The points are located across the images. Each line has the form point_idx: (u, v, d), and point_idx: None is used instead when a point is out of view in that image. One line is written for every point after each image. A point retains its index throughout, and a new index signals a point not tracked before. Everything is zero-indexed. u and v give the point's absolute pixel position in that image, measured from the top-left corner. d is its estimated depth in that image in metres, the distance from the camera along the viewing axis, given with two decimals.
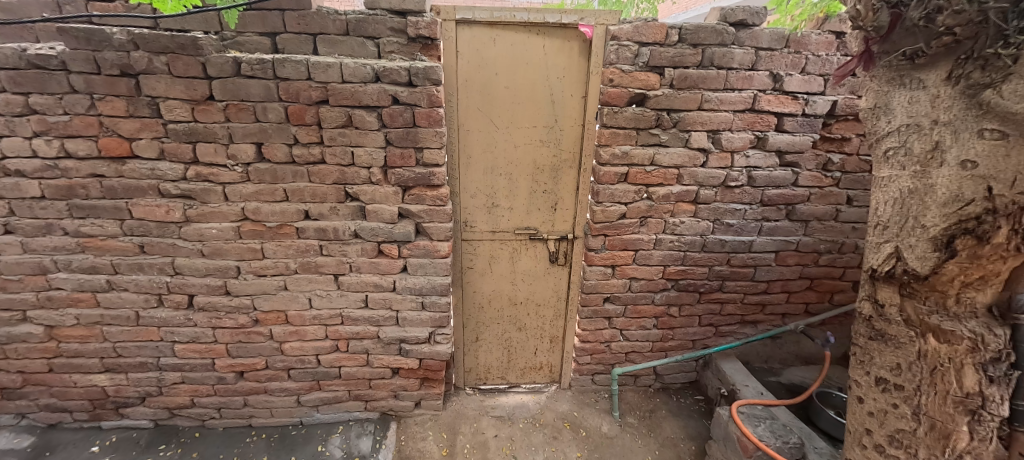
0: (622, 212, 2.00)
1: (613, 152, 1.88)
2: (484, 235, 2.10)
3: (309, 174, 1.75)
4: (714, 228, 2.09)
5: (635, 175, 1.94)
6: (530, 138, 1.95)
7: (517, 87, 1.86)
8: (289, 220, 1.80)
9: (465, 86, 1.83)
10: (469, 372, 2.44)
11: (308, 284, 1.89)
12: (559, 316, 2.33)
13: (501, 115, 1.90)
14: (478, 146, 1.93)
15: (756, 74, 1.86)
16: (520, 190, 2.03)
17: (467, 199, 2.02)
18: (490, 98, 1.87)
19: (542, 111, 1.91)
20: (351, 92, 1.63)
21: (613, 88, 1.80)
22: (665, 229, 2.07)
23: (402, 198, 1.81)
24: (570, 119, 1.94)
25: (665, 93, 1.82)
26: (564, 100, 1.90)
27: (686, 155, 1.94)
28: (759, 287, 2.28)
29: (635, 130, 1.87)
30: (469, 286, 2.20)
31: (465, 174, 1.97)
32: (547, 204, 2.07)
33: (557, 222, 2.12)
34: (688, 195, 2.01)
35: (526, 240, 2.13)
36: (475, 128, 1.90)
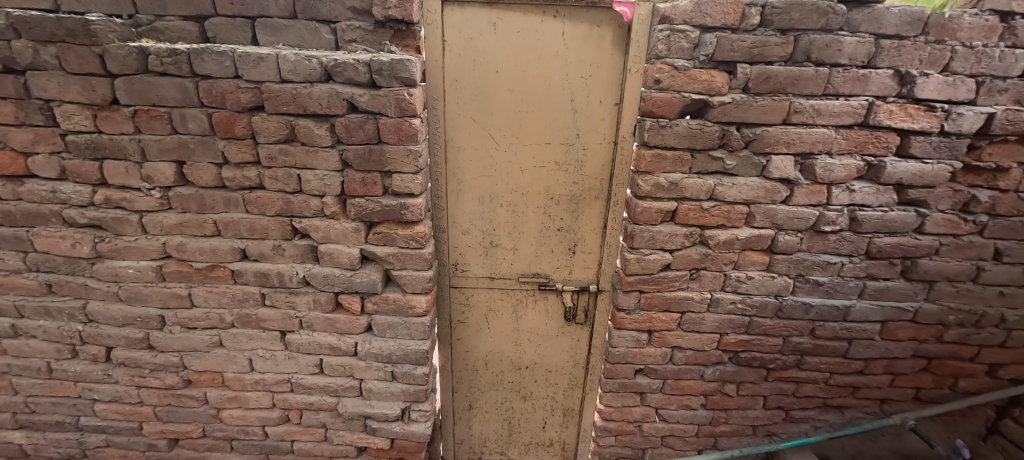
0: (666, 263, 1.46)
1: (658, 182, 1.34)
2: (480, 283, 1.62)
3: (245, 202, 1.32)
4: (795, 287, 1.51)
5: (686, 214, 1.39)
6: (542, 159, 1.44)
7: (527, 91, 1.36)
8: (221, 260, 1.38)
9: (453, 88, 1.36)
10: (461, 444, 1.96)
11: (248, 341, 1.47)
12: (575, 385, 1.80)
13: (503, 128, 1.41)
14: (470, 169, 1.46)
15: (874, 73, 1.28)
16: (527, 227, 1.53)
17: (458, 236, 1.55)
18: (488, 106, 1.38)
19: (559, 122, 1.40)
20: (293, 96, 1.19)
21: (659, 92, 1.25)
22: (725, 285, 1.51)
23: (366, 237, 1.35)
24: (597, 134, 1.41)
25: (735, 100, 1.27)
26: (590, 108, 1.38)
27: (761, 187, 1.37)
28: (852, 366, 1.67)
29: (690, 152, 1.32)
30: (461, 343, 1.73)
31: (454, 204, 1.50)
32: (564, 246, 1.56)
33: (576, 270, 1.60)
34: (760, 242, 1.45)
35: (534, 290, 1.63)
36: (466, 146, 1.43)
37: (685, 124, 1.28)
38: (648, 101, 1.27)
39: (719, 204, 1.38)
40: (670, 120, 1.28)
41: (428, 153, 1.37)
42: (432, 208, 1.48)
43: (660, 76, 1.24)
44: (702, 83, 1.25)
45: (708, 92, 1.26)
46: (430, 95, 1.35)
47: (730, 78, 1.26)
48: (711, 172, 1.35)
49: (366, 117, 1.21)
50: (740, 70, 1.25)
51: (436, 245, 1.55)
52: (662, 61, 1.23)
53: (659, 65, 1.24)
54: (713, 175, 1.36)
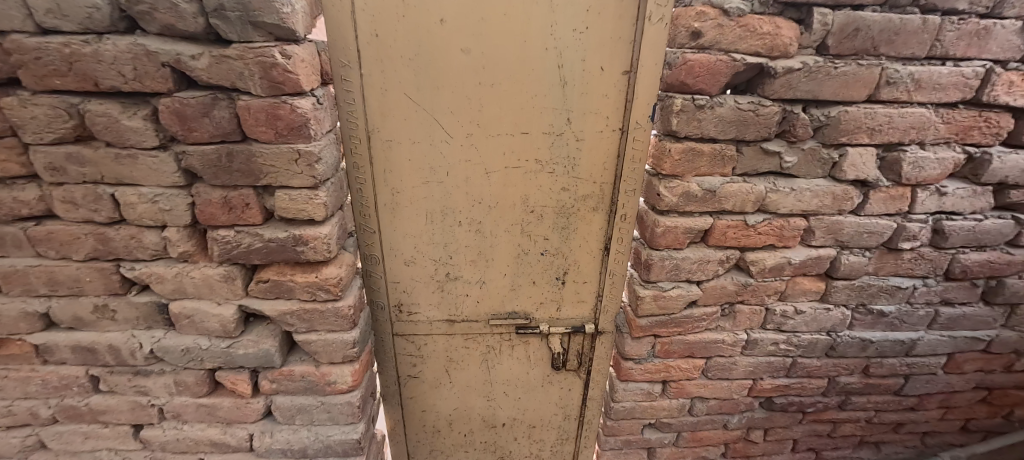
0: (692, 299, 1.05)
1: (688, 191, 0.90)
2: (436, 328, 1.17)
3: (32, 242, 0.80)
4: (853, 320, 1.15)
5: (723, 233, 0.97)
6: (517, 156, 0.97)
7: (491, 51, 0.86)
8: (12, 333, 0.87)
9: (369, 49, 0.84)
10: None
11: (85, 442, 0.98)
12: (566, 440, 1.42)
13: (457, 111, 0.92)
14: (407, 174, 0.97)
15: (1001, 26, 0.87)
16: (498, 253, 1.08)
17: (400, 269, 1.08)
18: (430, 77, 0.88)
19: (540, 103, 0.92)
20: (68, 60, 0.66)
21: (699, 52, 0.80)
22: (765, 323, 1.12)
23: (246, 289, 0.86)
24: (598, 118, 0.94)
25: (808, 67, 0.83)
26: (587, 79, 0.90)
27: (828, 194, 0.97)
28: (902, 404, 1.36)
29: (736, 145, 0.89)
30: (415, 403, 1.29)
31: (386, 225, 1.02)
32: (550, 276, 1.12)
33: (566, 307, 1.17)
34: (817, 266, 1.06)
35: (511, 332, 1.20)
36: (400, 140, 0.93)
37: (734, 105, 0.84)
38: (680, 67, 0.81)
39: (769, 218, 0.97)
40: (713, 97, 0.83)
41: (338, 153, 0.88)
42: (353, 233, 1.00)
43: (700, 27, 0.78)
44: (763, 38, 0.80)
45: (771, 54, 0.81)
46: (332, 60, 0.84)
47: (801, 31, 0.82)
48: (762, 173, 0.93)
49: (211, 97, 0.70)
50: (818, 18, 0.81)
51: (365, 281, 1.08)
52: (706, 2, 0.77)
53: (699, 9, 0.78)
54: (764, 178, 0.94)
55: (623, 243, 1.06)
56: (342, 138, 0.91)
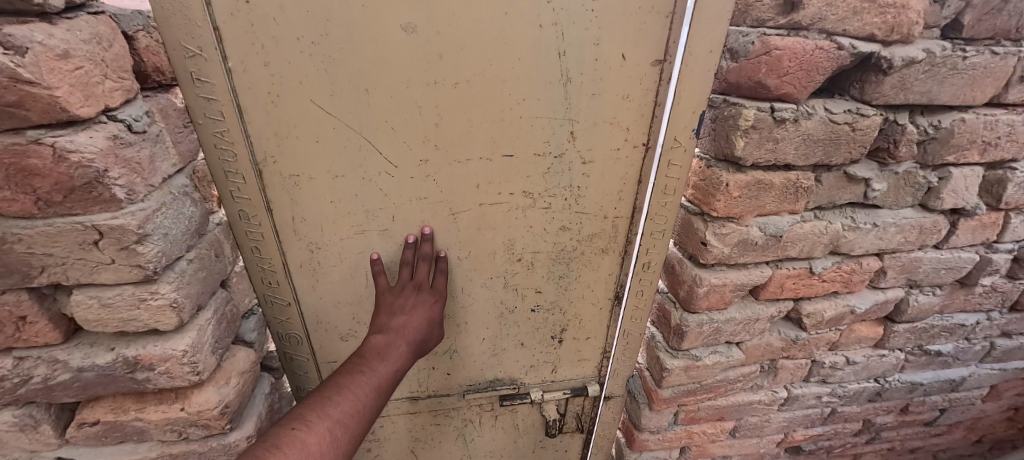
0: (732, 364, 0.80)
1: (745, 237, 0.63)
2: (395, 407, 0.89)
3: None
4: (906, 363, 0.95)
5: (780, 286, 0.72)
6: (495, 187, 0.65)
7: (449, 29, 0.52)
8: None
9: (235, 27, 0.48)
10: None
11: None
12: None
13: (400, 126, 0.58)
14: (328, 221, 0.63)
15: None
16: (471, 316, 0.78)
17: (333, 348, 0.75)
18: (351, 73, 0.53)
19: (529, 109, 0.58)
20: None
21: (790, 35, 0.52)
22: (809, 376, 0.91)
23: (63, 435, 0.52)
24: (616, 130, 0.61)
25: (935, 56, 0.56)
26: (601, 70, 0.56)
27: (915, 228, 0.72)
28: (930, 433, 1.22)
29: (813, 169, 0.62)
30: None
31: (305, 294, 0.69)
32: (545, 336, 0.82)
33: (563, 366, 0.88)
34: (881, 311, 0.84)
35: (493, 401, 0.91)
36: (310, 173, 0.59)
37: (826, 116, 0.56)
38: (759, 59, 0.53)
39: (839, 262, 0.73)
40: (800, 105, 0.56)
41: (201, 204, 0.53)
42: (255, 308, 0.67)
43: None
44: (883, 12, 0.51)
45: (887, 37, 0.53)
46: (165, 44, 0.47)
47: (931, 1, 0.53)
48: (840, 204, 0.67)
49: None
50: None
51: (285, 365, 0.76)
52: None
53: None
54: (841, 211, 0.68)
55: (644, 296, 0.78)
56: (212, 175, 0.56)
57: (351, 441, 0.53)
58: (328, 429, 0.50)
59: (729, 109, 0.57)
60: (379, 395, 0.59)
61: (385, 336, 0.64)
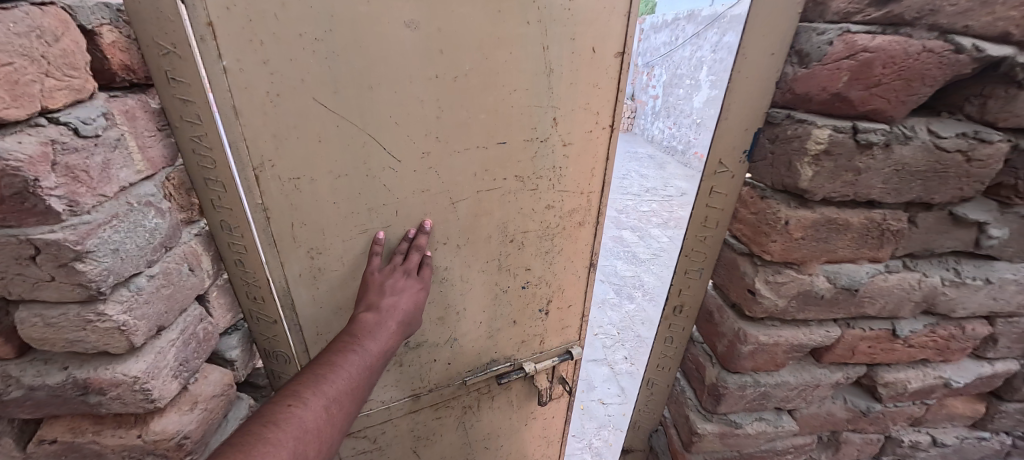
0: (781, 434, 0.66)
1: (806, 288, 0.50)
2: (398, 409, 0.82)
3: None
4: (1014, 451, 0.75)
5: (848, 350, 0.58)
6: (491, 174, 0.64)
7: (449, 18, 0.50)
8: None
9: (227, 22, 0.43)
10: None
11: None
12: None
13: (402, 120, 0.54)
14: (326, 228, 0.58)
15: None
16: (469, 303, 0.76)
17: None
18: (352, 66, 0.49)
19: (520, 94, 0.59)
20: None
21: (883, 34, 0.39)
22: (881, 454, 0.74)
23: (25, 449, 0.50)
24: (589, 114, 0.66)
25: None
26: (577, 55, 0.60)
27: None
28: None
29: (904, 208, 0.48)
30: None
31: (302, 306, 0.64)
32: (534, 311, 0.85)
33: (550, 336, 0.91)
34: (985, 387, 0.66)
35: (489, 381, 0.90)
36: (313, 178, 0.54)
37: (928, 141, 0.43)
38: (836, 65, 0.41)
39: (932, 325, 0.57)
40: (893, 125, 0.43)
41: (172, 214, 0.48)
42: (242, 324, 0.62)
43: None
44: None
45: None
46: (139, 42, 0.43)
47: None
48: (935, 255, 0.53)
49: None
50: None
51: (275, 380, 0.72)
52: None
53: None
54: (939, 265, 0.53)
55: (673, 345, 0.65)
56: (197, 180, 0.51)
57: (348, 420, 0.46)
58: (324, 407, 0.44)
59: (792, 126, 0.45)
60: (372, 374, 0.52)
61: (376, 315, 0.56)
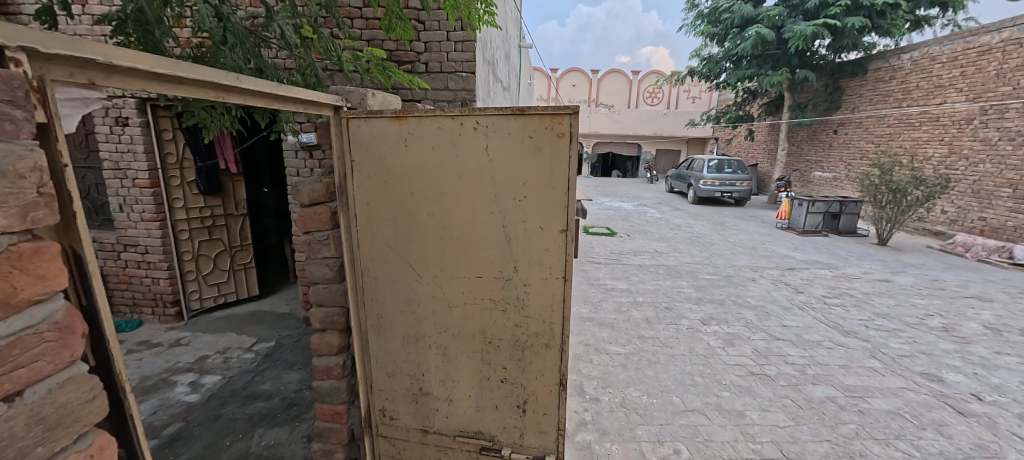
0: None
1: None
2: (421, 435, 1.64)
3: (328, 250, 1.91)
4: None
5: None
6: (483, 287, 1.47)
7: (468, 211, 1.43)
8: None
9: (388, 207, 1.49)
10: None
11: None
12: None
13: (441, 250, 1.47)
14: (399, 271, 1.52)
15: None
16: (455, 358, 1.54)
17: (378, 348, 1.60)
18: (424, 224, 1.47)
19: (505, 253, 1.43)
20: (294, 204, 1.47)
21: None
22: None
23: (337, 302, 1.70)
24: (550, 270, 1.42)
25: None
26: (541, 235, 1.40)
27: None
28: None
29: None
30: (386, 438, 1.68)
31: (405, 286, 1.52)
32: (513, 404, 1.54)
33: (526, 437, 1.55)
34: None
35: (476, 455, 1.60)
36: (432, 240, 1.47)
37: None
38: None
39: None
40: None
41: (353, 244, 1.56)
42: (364, 264, 1.55)
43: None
44: None
45: None
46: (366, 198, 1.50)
47: None
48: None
49: (351, 133, 1.45)
50: None
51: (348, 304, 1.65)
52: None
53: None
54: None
55: None
56: (370, 192, 1.49)
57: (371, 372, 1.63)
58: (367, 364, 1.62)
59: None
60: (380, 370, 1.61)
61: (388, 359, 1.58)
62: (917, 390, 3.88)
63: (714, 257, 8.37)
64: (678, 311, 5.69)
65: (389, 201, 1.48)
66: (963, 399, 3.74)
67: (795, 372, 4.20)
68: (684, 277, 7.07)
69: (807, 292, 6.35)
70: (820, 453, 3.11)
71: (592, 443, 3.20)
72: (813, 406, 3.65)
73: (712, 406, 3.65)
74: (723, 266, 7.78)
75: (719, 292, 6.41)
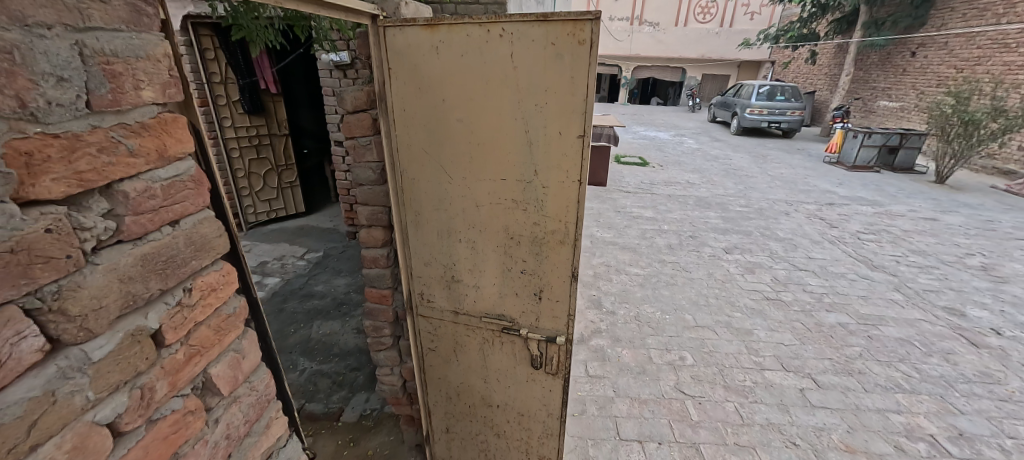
0: (127, 421, 0.75)
1: (150, 266, 0.75)
2: (453, 316, 1.93)
3: None
4: None
5: (159, 436, 0.81)
6: (506, 190, 1.62)
7: (493, 118, 1.53)
8: None
9: (421, 114, 1.60)
10: (437, 401, 2.21)
11: None
12: (549, 426, 2.06)
13: (469, 155, 1.60)
14: (433, 174, 1.68)
15: None
16: (481, 252, 1.75)
17: (416, 241, 1.83)
18: (453, 130, 1.59)
19: (527, 158, 1.56)
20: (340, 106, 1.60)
21: (131, 144, 0.71)
22: None
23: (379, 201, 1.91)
24: (566, 173, 1.54)
25: (42, 229, 0.59)
26: (560, 141, 1.50)
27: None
28: None
29: (41, 263, 0.59)
30: (424, 317, 1.99)
31: (438, 188, 1.70)
32: (531, 292, 1.77)
33: (542, 320, 1.81)
34: None
35: (499, 333, 1.89)
36: (462, 145, 1.60)
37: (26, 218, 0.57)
38: (185, 180, 0.83)
39: None
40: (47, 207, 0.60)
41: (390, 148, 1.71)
42: (401, 167, 1.72)
43: (119, 87, 0.69)
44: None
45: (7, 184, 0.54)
46: (400, 104, 1.61)
47: None
48: (85, 381, 0.66)
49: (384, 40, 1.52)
50: None
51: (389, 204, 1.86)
52: (111, 70, 0.68)
53: (145, 84, 0.73)
54: (112, 397, 0.71)
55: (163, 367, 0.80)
56: (404, 98, 1.60)
57: (410, 261, 1.89)
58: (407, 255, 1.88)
59: (205, 217, 0.88)
60: (418, 260, 1.87)
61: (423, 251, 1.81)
62: (934, 321, 3.94)
63: (748, 190, 8.10)
64: (702, 240, 5.75)
65: (422, 108, 1.59)
66: (981, 332, 3.77)
67: (811, 299, 4.31)
68: (714, 208, 6.98)
69: (842, 227, 6.17)
70: (819, 368, 3.34)
71: (605, 347, 3.56)
72: (821, 330, 3.82)
73: (722, 324, 3.90)
74: (757, 199, 7.56)
75: (747, 224, 6.34)
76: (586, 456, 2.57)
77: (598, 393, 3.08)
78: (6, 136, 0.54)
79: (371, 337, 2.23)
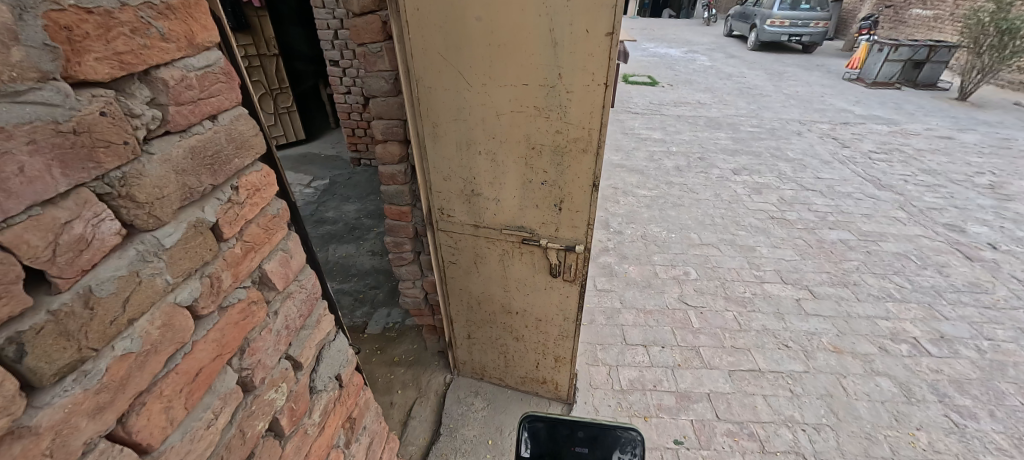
0: (205, 306, 0.81)
1: (199, 160, 0.76)
2: (473, 229, 1.98)
3: None
4: None
5: (232, 321, 0.88)
6: (527, 96, 1.55)
7: (515, 14, 1.40)
8: None
9: (436, 12, 1.47)
10: (459, 310, 2.35)
11: None
12: (565, 329, 2.22)
13: (489, 58, 1.51)
14: (450, 81, 1.60)
15: None
16: (502, 164, 1.73)
17: (435, 155, 1.80)
18: (472, 29, 1.47)
19: (549, 60, 1.47)
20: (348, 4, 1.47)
21: (161, 27, 0.67)
22: (136, 422, 0.69)
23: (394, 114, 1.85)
24: (591, 76, 1.46)
25: (97, 112, 0.58)
26: (586, 40, 1.40)
27: (77, 397, 0.59)
28: None
29: (108, 147, 0.60)
30: (445, 232, 2.05)
31: (457, 96, 1.62)
32: (551, 203, 1.80)
33: (562, 229, 1.86)
34: (76, 431, 0.59)
35: (519, 244, 1.95)
36: (481, 47, 1.49)
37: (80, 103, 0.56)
38: (217, 72, 0.79)
39: (61, 300, 0.56)
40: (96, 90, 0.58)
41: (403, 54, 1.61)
42: (416, 75, 1.62)
43: None
44: None
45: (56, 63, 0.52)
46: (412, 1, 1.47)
47: (20, 14, 0.48)
48: (162, 266, 0.70)
49: None
50: None
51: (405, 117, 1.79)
52: None
53: None
54: (187, 282, 0.76)
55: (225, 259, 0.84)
56: None
57: (429, 176, 1.88)
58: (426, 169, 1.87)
59: (240, 114, 0.86)
60: (437, 174, 1.86)
61: None
62: (933, 237, 4.04)
63: (761, 110, 7.76)
64: (711, 162, 5.66)
65: (437, 4, 1.45)
66: (977, 246, 3.90)
67: (814, 218, 4.38)
68: (724, 129, 6.76)
69: (854, 147, 6.04)
70: (816, 280, 3.51)
71: (613, 264, 3.71)
72: (822, 246, 3.94)
73: (725, 242, 4.01)
74: (769, 119, 7.28)
75: (758, 145, 6.19)
76: (595, 358, 2.82)
77: (606, 304, 3.28)
78: (43, 7, 0.51)
79: (393, 253, 2.32)
